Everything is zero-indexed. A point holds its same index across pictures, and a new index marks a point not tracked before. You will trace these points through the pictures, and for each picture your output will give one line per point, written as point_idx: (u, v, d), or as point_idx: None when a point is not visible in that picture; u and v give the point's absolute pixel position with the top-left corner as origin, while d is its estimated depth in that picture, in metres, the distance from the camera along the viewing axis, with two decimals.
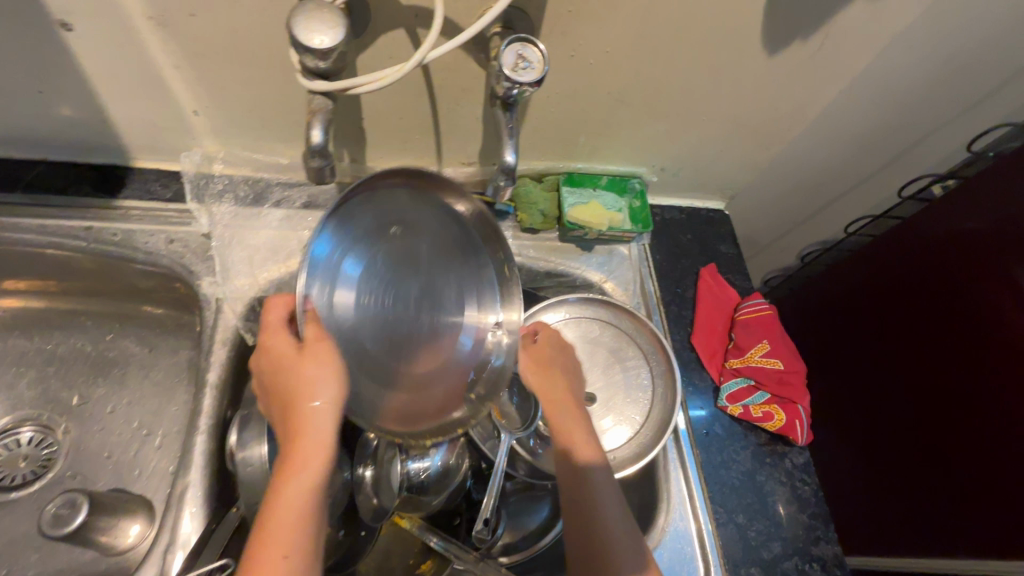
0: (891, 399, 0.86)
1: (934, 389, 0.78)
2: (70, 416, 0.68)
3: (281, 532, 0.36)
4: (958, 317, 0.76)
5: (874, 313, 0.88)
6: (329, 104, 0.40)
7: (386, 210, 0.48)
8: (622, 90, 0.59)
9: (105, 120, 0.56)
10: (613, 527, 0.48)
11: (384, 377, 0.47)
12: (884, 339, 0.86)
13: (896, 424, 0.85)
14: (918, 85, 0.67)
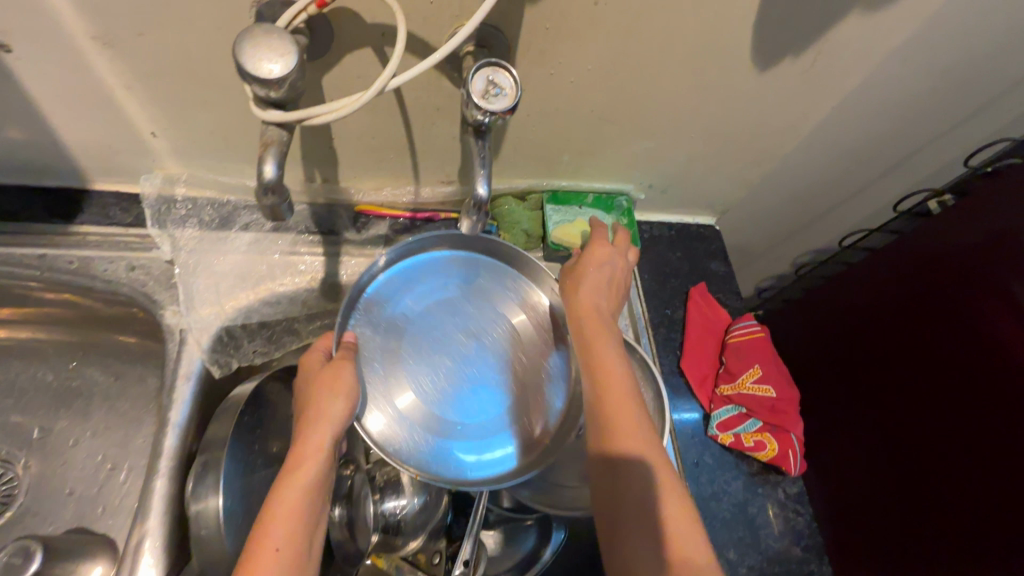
0: (875, 418, 0.82)
1: (923, 406, 0.75)
2: (30, 450, 0.64)
3: (276, 529, 0.39)
4: (949, 332, 0.73)
5: (865, 329, 0.85)
6: (284, 135, 0.37)
7: (392, 287, 0.54)
8: (605, 108, 0.56)
9: (56, 142, 0.53)
10: (647, 479, 0.41)
11: (425, 418, 0.51)
12: (872, 354, 0.83)
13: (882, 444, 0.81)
14: (914, 99, 0.65)
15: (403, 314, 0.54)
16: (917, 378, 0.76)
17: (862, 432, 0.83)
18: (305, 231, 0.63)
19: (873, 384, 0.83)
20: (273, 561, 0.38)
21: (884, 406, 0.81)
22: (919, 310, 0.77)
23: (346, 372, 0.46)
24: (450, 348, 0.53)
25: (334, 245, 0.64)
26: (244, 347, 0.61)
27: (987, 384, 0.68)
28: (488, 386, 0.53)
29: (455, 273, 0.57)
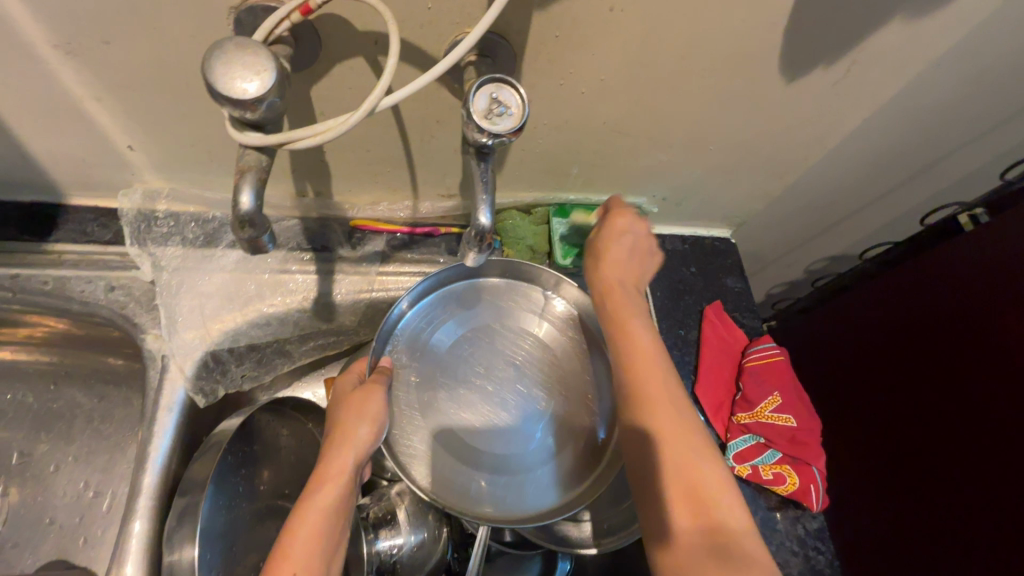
0: (888, 434, 0.78)
1: (932, 421, 0.71)
2: (9, 475, 0.61)
3: (297, 551, 0.38)
4: (959, 345, 0.69)
5: (879, 343, 0.81)
6: (263, 160, 0.33)
7: (422, 323, 0.54)
8: (619, 119, 0.52)
9: (26, 156, 0.49)
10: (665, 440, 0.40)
11: (465, 452, 0.50)
12: (886, 368, 0.79)
13: (893, 462, 0.77)
14: (948, 108, 0.60)
15: (436, 348, 0.53)
16: (926, 390, 0.72)
17: (876, 449, 0.79)
18: (296, 247, 0.59)
19: (886, 400, 0.79)
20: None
21: (897, 422, 0.77)
22: (932, 323, 0.73)
23: (376, 395, 0.46)
24: (488, 376, 0.53)
25: (327, 263, 0.60)
26: (232, 371, 0.57)
27: (995, 400, 0.63)
28: (535, 410, 0.52)
29: (485, 300, 0.56)
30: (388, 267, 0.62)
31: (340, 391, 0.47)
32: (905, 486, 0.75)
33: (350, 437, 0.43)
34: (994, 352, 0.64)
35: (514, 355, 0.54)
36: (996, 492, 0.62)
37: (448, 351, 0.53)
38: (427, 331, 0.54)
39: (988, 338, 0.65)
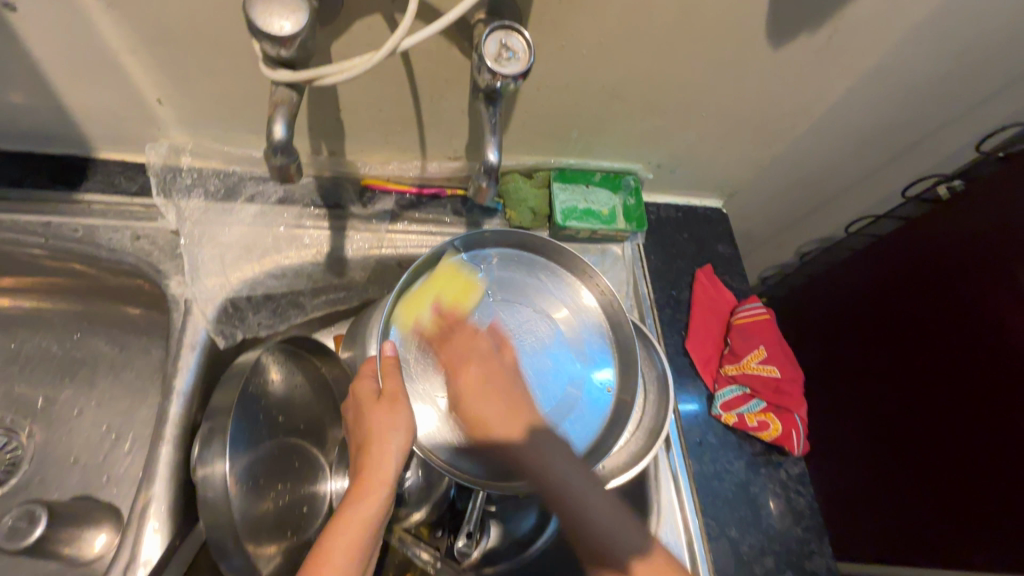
0: (906, 409, 0.83)
1: (958, 401, 0.76)
2: (36, 418, 0.65)
3: (336, 559, 0.39)
4: (976, 328, 0.74)
5: (887, 323, 0.86)
6: (294, 96, 0.37)
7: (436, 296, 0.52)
8: (616, 83, 0.55)
9: (60, 108, 0.52)
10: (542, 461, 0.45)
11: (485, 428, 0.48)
12: (896, 347, 0.85)
13: (914, 434, 0.82)
14: (926, 81, 0.64)
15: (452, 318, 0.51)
16: (948, 374, 0.77)
17: (896, 422, 0.85)
18: (311, 204, 0.63)
19: (902, 369, 0.84)
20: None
21: (915, 401, 0.82)
22: (942, 304, 0.78)
23: (402, 401, 0.45)
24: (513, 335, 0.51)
25: (339, 220, 0.64)
26: (249, 319, 0.61)
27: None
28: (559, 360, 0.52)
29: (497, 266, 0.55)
30: (398, 226, 0.65)
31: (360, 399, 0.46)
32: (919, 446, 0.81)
33: (384, 449, 0.43)
34: (1014, 337, 0.69)
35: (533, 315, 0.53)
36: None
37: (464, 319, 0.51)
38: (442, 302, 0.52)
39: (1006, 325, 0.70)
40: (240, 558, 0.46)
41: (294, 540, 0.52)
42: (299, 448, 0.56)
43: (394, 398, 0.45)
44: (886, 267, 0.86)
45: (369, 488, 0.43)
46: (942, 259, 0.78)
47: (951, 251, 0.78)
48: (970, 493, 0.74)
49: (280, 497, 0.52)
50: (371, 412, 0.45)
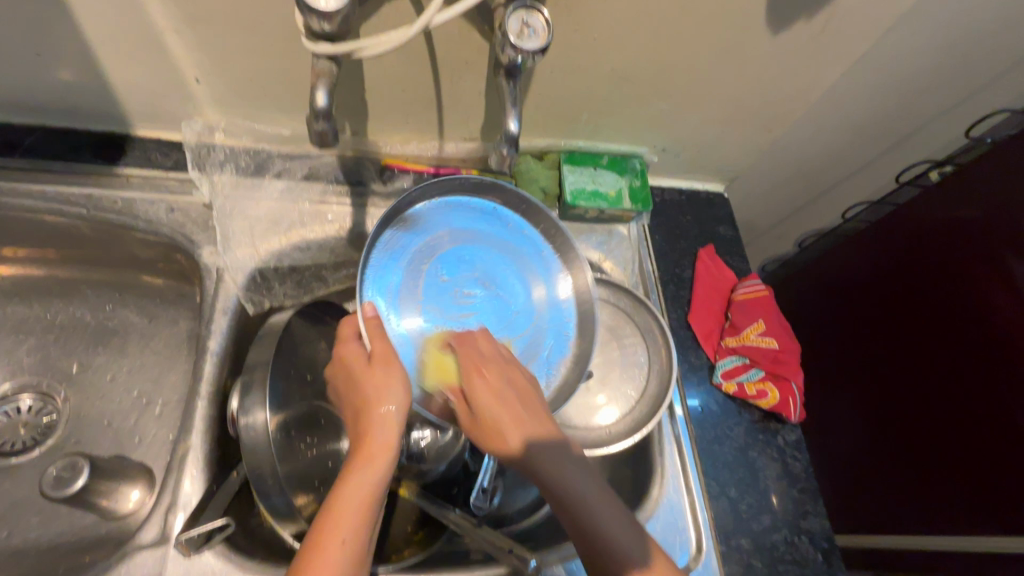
0: (896, 387, 0.88)
1: (945, 379, 0.80)
2: (70, 383, 0.67)
3: (348, 520, 0.40)
4: (962, 311, 0.78)
5: (879, 305, 0.91)
6: (333, 68, 0.41)
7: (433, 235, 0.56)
8: (624, 66, 0.59)
9: (105, 85, 0.56)
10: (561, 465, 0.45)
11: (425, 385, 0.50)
12: (888, 328, 0.89)
13: (904, 410, 0.87)
14: (917, 67, 0.68)
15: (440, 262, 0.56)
16: (935, 354, 0.81)
17: (888, 399, 0.89)
18: (334, 180, 0.67)
19: (895, 350, 0.87)
20: (342, 553, 0.39)
21: (909, 381, 0.85)
22: (930, 287, 0.82)
23: (396, 362, 0.45)
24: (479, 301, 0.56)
25: (360, 196, 0.68)
26: (275, 289, 0.65)
27: (1009, 366, 0.72)
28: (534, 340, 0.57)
29: (475, 217, 0.59)
30: None
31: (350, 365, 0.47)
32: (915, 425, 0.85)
33: (382, 411, 0.44)
34: (1000, 320, 0.73)
35: (500, 267, 0.58)
36: None
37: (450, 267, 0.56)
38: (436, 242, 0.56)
39: (992, 307, 0.74)
40: (281, 497, 0.49)
41: (321, 491, 0.54)
42: (328, 408, 0.60)
43: (387, 359, 0.45)
44: (880, 251, 0.90)
45: (374, 449, 0.44)
46: (928, 243, 0.82)
47: (936, 234, 0.81)
48: (952, 463, 0.79)
49: (309, 449, 0.55)
50: (366, 376, 0.45)
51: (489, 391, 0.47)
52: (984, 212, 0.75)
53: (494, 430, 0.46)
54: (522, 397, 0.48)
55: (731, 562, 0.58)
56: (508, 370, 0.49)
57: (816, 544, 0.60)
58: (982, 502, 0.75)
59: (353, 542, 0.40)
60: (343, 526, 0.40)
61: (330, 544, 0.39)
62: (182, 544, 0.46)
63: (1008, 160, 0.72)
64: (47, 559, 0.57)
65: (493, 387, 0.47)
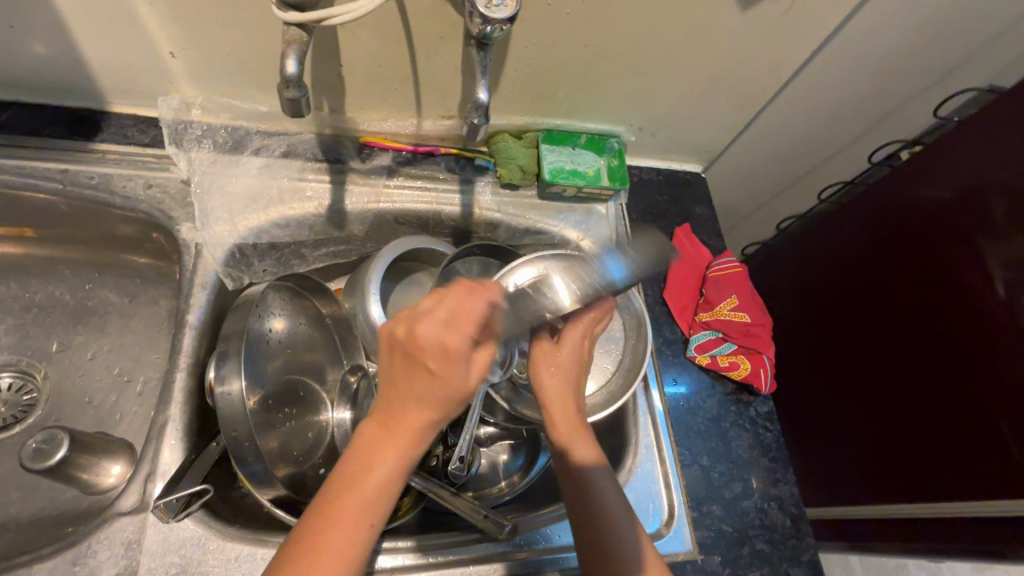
0: (871, 363, 0.90)
1: (915, 357, 0.82)
2: (50, 361, 0.67)
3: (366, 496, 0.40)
4: (933, 292, 0.80)
5: (857, 283, 0.93)
6: (303, 36, 0.42)
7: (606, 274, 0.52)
8: (599, 42, 0.60)
9: (78, 58, 0.56)
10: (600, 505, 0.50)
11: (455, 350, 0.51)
12: (866, 306, 0.91)
13: (877, 385, 0.89)
14: (884, 46, 0.69)
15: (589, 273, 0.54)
16: (908, 332, 0.84)
17: (861, 374, 0.92)
18: (313, 157, 0.67)
19: (871, 326, 0.90)
20: (368, 535, 0.40)
21: (883, 354, 0.88)
22: (904, 264, 0.84)
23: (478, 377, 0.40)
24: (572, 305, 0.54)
25: (340, 174, 0.68)
26: (254, 266, 0.66)
27: (979, 344, 0.74)
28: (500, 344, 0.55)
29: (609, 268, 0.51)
30: (393, 181, 0.69)
31: (433, 347, 0.38)
32: (890, 397, 0.87)
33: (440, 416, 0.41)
34: (967, 300, 0.75)
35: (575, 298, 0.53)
36: (1003, 391, 0.71)
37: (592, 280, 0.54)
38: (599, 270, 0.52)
39: (961, 287, 0.76)
40: (259, 463, 0.48)
41: (300, 461, 0.56)
42: (307, 382, 0.61)
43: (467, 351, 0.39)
44: (857, 231, 0.92)
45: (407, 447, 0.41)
46: (902, 220, 0.85)
47: (908, 211, 0.84)
48: (921, 435, 0.82)
49: (288, 419, 0.56)
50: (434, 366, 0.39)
51: (573, 350, 0.56)
52: (954, 187, 0.77)
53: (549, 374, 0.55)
54: (580, 371, 0.56)
55: (702, 526, 0.60)
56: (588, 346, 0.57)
57: (786, 510, 0.62)
58: (945, 472, 0.78)
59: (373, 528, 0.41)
60: (367, 509, 0.40)
61: (350, 528, 0.40)
62: (160, 508, 0.47)
63: (977, 138, 0.74)
64: (29, 532, 0.58)
65: (577, 345, 0.56)
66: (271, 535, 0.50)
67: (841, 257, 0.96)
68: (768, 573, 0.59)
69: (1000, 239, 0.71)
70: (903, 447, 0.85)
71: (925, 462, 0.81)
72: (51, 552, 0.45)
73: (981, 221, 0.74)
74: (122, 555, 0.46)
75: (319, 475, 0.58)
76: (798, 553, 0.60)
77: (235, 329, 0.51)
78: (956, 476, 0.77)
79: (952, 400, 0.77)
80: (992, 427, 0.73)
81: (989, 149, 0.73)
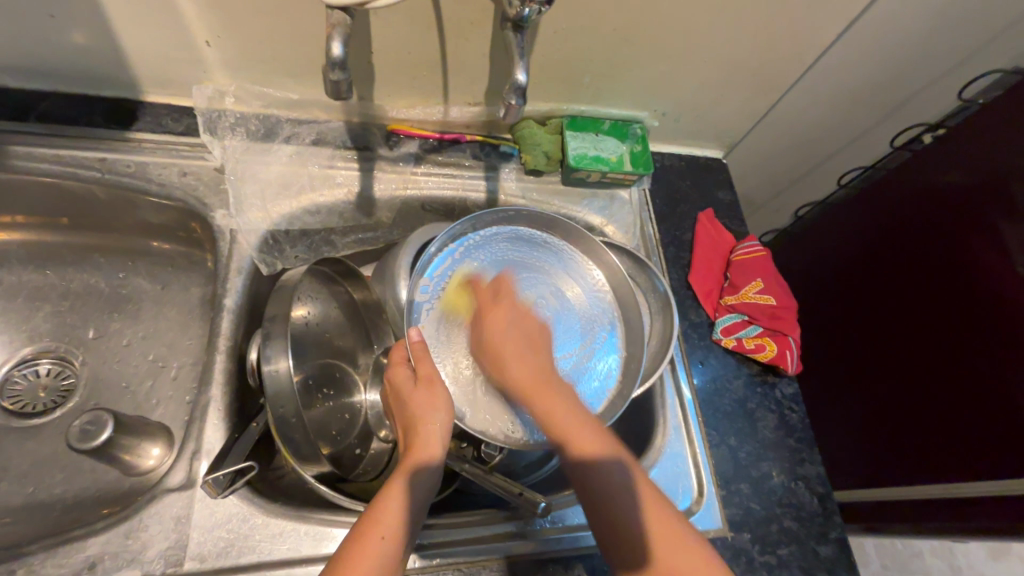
0: (891, 347, 0.90)
1: (938, 339, 0.82)
2: (86, 348, 0.69)
3: (388, 518, 0.41)
4: (954, 278, 0.80)
5: (877, 270, 0.93)
6: (346, 19, 0.43)
7: (493, 224, 0.61)
8: (626, 27, 0.60)
9: (116, 48, 0.57)
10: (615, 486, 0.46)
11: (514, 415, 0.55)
12: (887, 291, 0.91)
13: (897, 371, 0.89)
14: (910, 28, 0.69)
15: (473, 280, 0.59)
16: (928, 315, 0.84)
17: (881, 360, 0.92)
18: (341, 145, 0.68)
19: (893, 309, 0.90)
20: (389, 546, 0.40)
21: (905, 337, 0.88)
22: (928, 247, 0.84)
23: (439, 385, 0.49)
24: (538, 262, 0.61)
25: (368, 161, 0.69)
26: (287, 252, 0.66)
27: (1002, 324, 0.74)
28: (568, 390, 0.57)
29: (483, 255, 0.60)
30: (420, 168, 0.71)
31: (399, 383, 0.50)
32: (912, 381, 0.87)
33: (428, 428, 0.47)
34: (989, 286, 0.75)
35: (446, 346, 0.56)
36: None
37: (488, 268, 0.60)
38: (499, 227, 0.61)
39: (982, 273, 0.76)
40: (301, 439, 0.49)
41: (337, 441, 0.58)
42: (342, 366, 0.62)
43: (432, 381, 0.49)
44: (879, 216, 0.92)
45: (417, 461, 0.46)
46: (925, 202, 0.84)
47: (931, 193, 0.83)
48: (944, 417, 0.82)
49: (326, 400, 0.58)
50: (411, 396, 0.49)
51: (500, 318, 0.54)
52: (981, 167, 0.76)
53: (501, 360, 0.52)
54: (523, 337, 0.53)
55: (731, 505, 0.60)
56: (524, 316, 0.55)
57: (813, 489, 0.63)
58: (967, 456, 0.78)
59: (393, 533, 0.41)
60: (391, 516, 0.42)
61: (371, 532, 0.41)
62: (209, 484, 0.48)
63: (1002, 119, 0.74)
64: (74, 512, 0.59)
65: (504, 316, 0.55)
66: (313, 511, 0.51)
67: (863, 242, 0.96)
68: (797, 550, 0.59)
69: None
70: (926, 429, 0.84)
71: (947, 443, 0.81)
72: (103, 526, 0.47)
73: (1006, 201, 0.73)
74: (172, 529, 0.48)
75: (353, 454, 0.59)
76: (825, 531, 0.61)
77: (277, 311, 0.52)
78: (979, 455, 0.76)
79: (976, 381, 0.77)
80: (1014, 407, 0.72)
81: (1014, 129, 0.72)
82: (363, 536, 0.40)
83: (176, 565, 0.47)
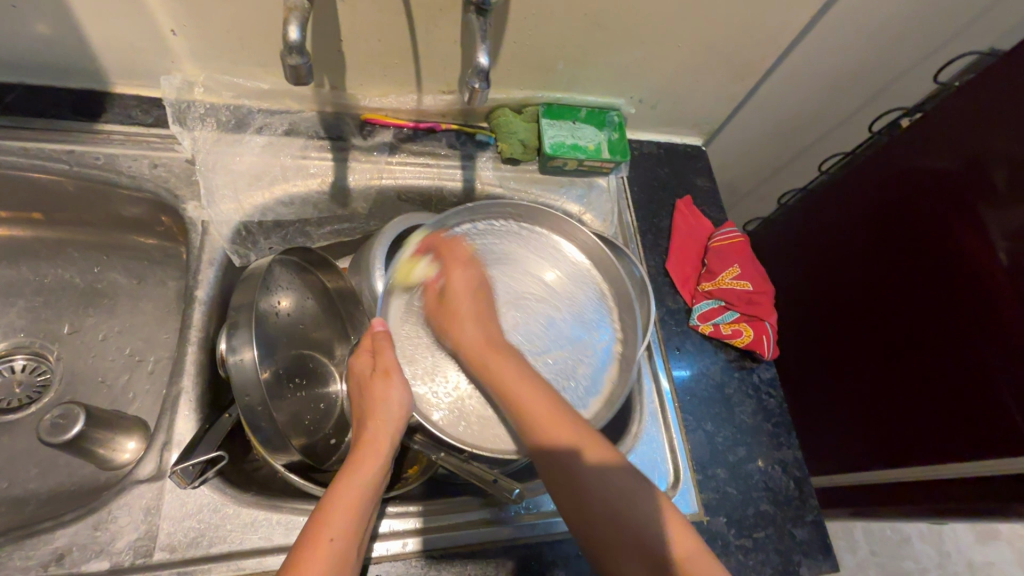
0: (872, 333, 0.90)
1: (919, 325, 0.83)
2: (62, 343, 0.68)
3: (338, 516, 0.41)
4: (932, 263, 0.80)
5: (857, 255, 0.93)
6: (304, 2, 0.42)
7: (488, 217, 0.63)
8: (597, 11, 0.59)
9: (81, 38, 0.56)
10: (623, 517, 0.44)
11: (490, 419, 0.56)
12: (867, 277, 0.91)
13: (877, 355, 0.90)
14: (885, 12, 0.69)
15: None
16: (910, 300, 0.84)
17: (862, 344, 0.92)
18: (315, 135, 0.68)
19: (873, 295, 0.90)
20: (337, 545, 0.40)
21: (886, 323, 0.88)
22: (908, 232, 0.84)
23: (395, 376, 0.49)
24: (531, 259, 0.63)
25: (342, 151, 0.69)
26: (261, 243, 0.66)
27: (983, 308, 0.74)
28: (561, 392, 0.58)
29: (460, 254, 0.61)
30: (395, 157, 0.70)
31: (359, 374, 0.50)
32: (892, 367, 0.87)
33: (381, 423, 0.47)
34: (968, 269, 0.76)
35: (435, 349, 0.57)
36: (1006, 354, 0.72)
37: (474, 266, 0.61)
38: (495, 221, 0.63)
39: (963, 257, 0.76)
40: (270, 427, 0.49)
41: (311, 431, 0.57)
42: (317, 357, 0.62)
43: (387, 373, 0.49)
44: (858, 202, 0.92)
45: (366, 456, 0.46)
46: (905, 187, 0.84)
47: (910, 180, 0.83)
48: (925, 403, 0.82)
49: (298, 390, 0.58)
50: (368, 389, 0.49)
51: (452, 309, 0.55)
52: (960, 151, 0.76)
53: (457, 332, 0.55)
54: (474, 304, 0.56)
55: (707, 489, 0.61)
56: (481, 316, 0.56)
57: (789, 473, 0.63)
58: (948, 440, 0.79)
59: (344, 533, 0.41)
60: (344, 514, 0.42)
61: (321, 534, 0.40)
62: (178, 474, 0.48)
63: (979, 102, 0.74)
64: (49, 506, 0.59)
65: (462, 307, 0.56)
66: (284, 501, 0.51)
67: (844, 229, 0.96)
68: (773, 534, 0.60)
69: (1003, 204, 0.71)
70: (907, 416, 0.85)
71: (928, 429, 0.82)
72: (72, 518, 0.47)
73: (983, 187, 0.74)
74: (142, 520, 0.48)
75: (329, 444, 0.59)
76: (802, 514, 0.61)
77: (244, 301, 0.51)
78: (959, 440, 0.77)
79: (955, 366, 0.78)
80: (995, 392, 0.73)
81: (991, 114, 0.72)
82: (314, 535, 0.40)
83: (146, 555, 0.46)
